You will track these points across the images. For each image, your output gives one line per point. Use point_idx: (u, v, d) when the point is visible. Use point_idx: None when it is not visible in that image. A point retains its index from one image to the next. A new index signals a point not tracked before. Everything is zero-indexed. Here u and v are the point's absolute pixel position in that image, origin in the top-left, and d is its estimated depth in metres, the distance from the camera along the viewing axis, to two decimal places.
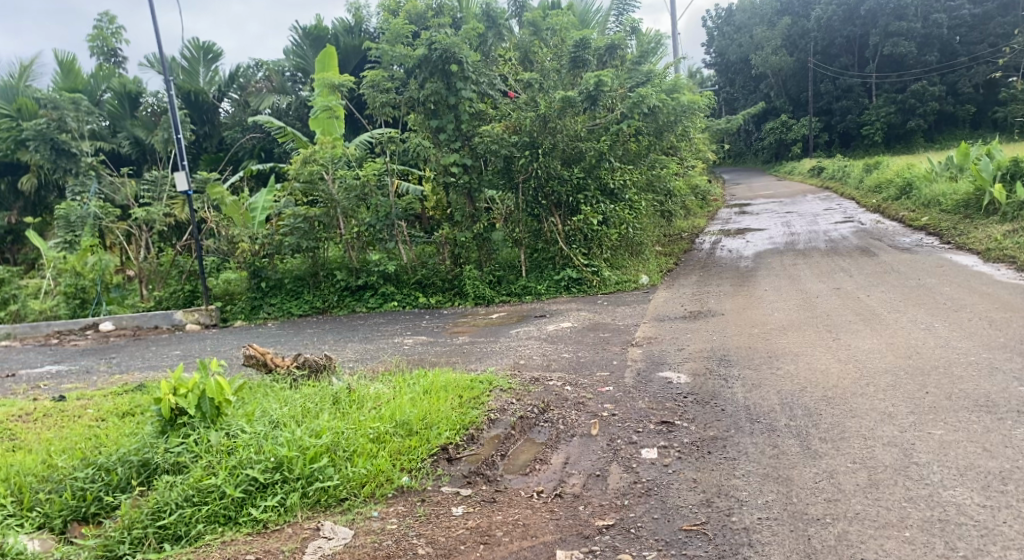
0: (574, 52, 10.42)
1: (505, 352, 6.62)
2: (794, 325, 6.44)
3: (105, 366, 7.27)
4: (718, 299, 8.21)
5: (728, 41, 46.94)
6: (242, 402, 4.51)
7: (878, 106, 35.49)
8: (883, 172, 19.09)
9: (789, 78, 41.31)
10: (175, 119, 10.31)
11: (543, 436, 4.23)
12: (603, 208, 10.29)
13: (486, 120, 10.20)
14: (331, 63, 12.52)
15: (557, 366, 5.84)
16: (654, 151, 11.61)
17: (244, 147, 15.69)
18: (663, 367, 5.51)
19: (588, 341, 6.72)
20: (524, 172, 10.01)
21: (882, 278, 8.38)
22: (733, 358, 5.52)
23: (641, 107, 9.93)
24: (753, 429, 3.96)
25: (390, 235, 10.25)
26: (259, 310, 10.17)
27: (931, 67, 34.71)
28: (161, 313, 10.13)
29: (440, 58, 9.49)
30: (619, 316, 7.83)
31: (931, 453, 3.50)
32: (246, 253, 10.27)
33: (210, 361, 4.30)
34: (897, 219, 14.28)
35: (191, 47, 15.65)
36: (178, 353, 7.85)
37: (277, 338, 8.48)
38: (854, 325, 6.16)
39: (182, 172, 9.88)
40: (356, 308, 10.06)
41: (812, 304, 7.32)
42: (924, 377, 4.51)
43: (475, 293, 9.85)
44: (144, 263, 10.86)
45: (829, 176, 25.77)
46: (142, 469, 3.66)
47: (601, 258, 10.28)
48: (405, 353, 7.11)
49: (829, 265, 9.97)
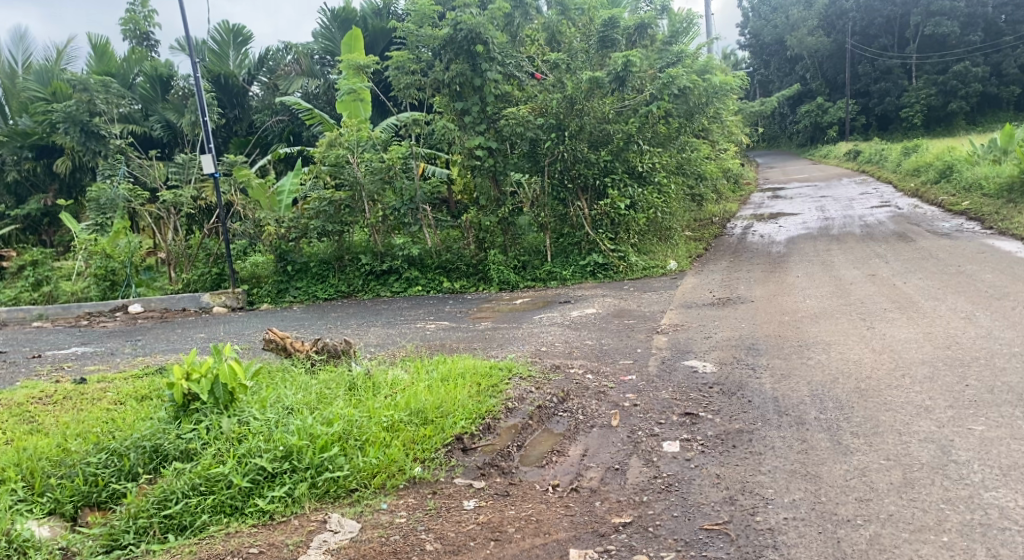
0: (603, 31, 10.26)
1: (528, 338, 6.51)
2: (826, 313, 6.22)
3: (130, 348, 7.32)
4: (748, 285, 8.00)
5: (763, 21, 45.97)
6: (258, 387, 4.46)
7: (918, 87, 34.50)
8: (923, 156, 18.54)
9: (826, 59, 40.35)
10: (201, 102, 10.29)
11: (562, 427, 4.10)
12: (631, 193, 10.08)
13: (513, 101, 9.99)
14: (358, 46, 12.48)
15: (579, 353, 5.71)
16: (685, 134, 11.37)
17: (272, 130, 15.65)
18: (688, 356, 5.34)
19: (613, 327, 6.57)
20: (551, 155, 9.85)
21: (919, 265, 8.08)
22: (762, 347, 5.33)
23: (671, 88, 9.80)
24: (781, 422, 3.80)
25: (414, 219, 10.12)
26: (285, 294, 10.18)
27: (974, 47, 33.62)
28: (189, 295, 10.19)
29: (466, 39, 9.33)
30: (645, 302, 7.67)
31: (972, 451, 3.30)
32: (273, 236, 10.21)
33: (225, 345, 4.25)
34: (936, 203, 13.83)
35: (221, 30, 15.69)
36: (203, 336, 7.88)
37: (300, 322, 8.46)
38: (890, 314, 5.92)
39: (208, 155, 9.86)
40: (381, 292, 10.01)
41: (845, 291, 7.08)
42: (964, 369, 4.29)
43: (500, 279, 9.74)
44: (172, 246, 10.86)
45: (866, 160, 25.13)
46: (153, 455, 3.63)
47: (628, 243, 10.11)
48: (427, 338, 7.04)
49: (864, 251, 9.66)
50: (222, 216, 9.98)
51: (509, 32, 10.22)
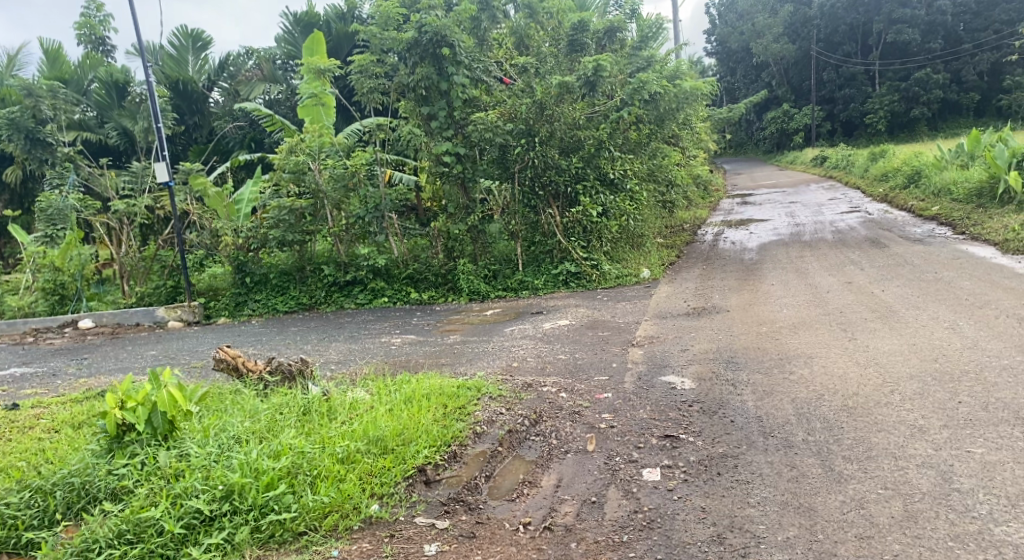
0: (573, 35, 10.06)
1: (498, 353, 6.21)
2: (804, 323, 6.02)
3: (75, 367, 6.89)
4: (723, 294, 7.79)
5: (729, 29, 46.33)
6: (204, 414, 4.09)
7: (881, 94, 34.98)
8: (890, 161, 18.64)
9: (791, 66, 40.78)
10: (154, 107, 9.86)
11: (534, 453, 3.81)
12: (603, 200, 9.85)
13: (481, 107, 9.72)
14: (320, 49, 12.07)
15: (552, 369, 5.42)
16: (655, 139, 11.20)
17: (233, 137, 15.28)
18: (666, 371, 5.08)
19: (586, 340, 6.29)
20: (520, 161, 9.59)
21: (895, 272, 7.97)
22: (741, 361, 5.10)
23: (642, 93, 9.62)
24: (767, 444, 3.56)
25: (380, 228, 9.74)
26: (243, 307, 9.77)
27: (934, 55, 34.16)
28: (143, 309, 9.74)
29: (431, 42, 9.06)
30: (619, 312, 7.42)
31: (974, 478, 3.12)
32: (230, 247, 9.84)
33: (165, 369, 3.88)
34: (905, 208, 13.85)
35: (180, 35, 15.19)
36: (154, 354, 7.47)
37: (258, 337, 8.09)
38: (871, 323, 5.73)
39: (162, 164, 9.47)
40: (345, 304, 9.62)
41: (823, 300, 6.88)
42: (955, 384, 4.10)
43: (469, 289, 9.43)
44: (124, 258, 10.37)
45: (833, 165, 25.30)
46: (82, 492, 3.25)
47: (601, 252, 9.83)
48: (392, 354, 6.71)
49: (838, 257, 9.53)
50: (177, 226, 9.64)
51: (475, 36, 9.90)
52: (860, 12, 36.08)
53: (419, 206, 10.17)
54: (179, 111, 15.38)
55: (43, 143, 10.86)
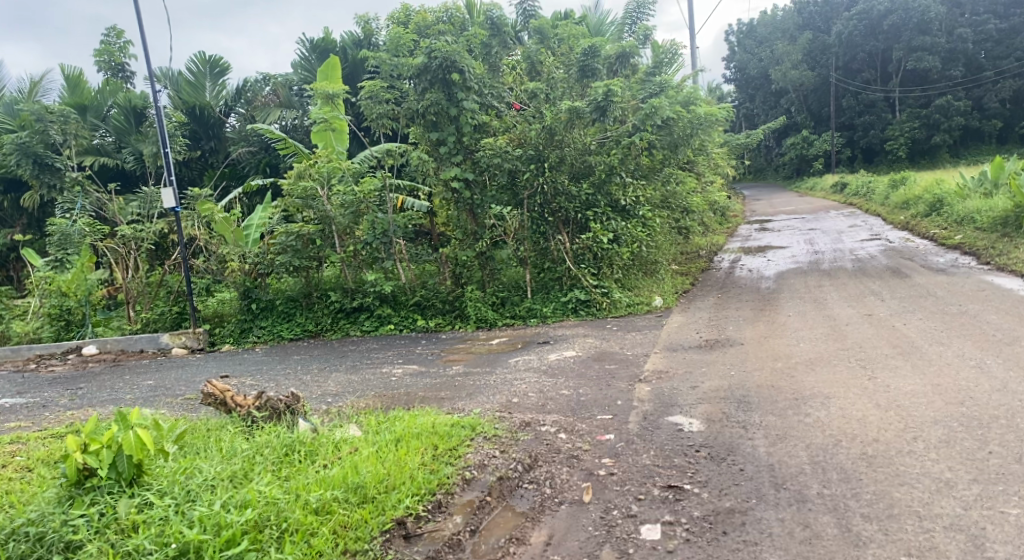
0: (583, 60, 9.87)
1: (499, 387, 5.94)
2: (822, 359, 5.70)
3: (69, 397, 6.73)
4: (737, 326, 7.48)
5: (748, 55, 46.20)
6: (179, 455, 3.91)
7: (902, 121, 34.59)
8: (911, 188, 18.23)
9: (810, 92, 40.49)
10: (162, 131, 9.82)
11: (526, 504, 3.60)
12: (614, 226, 9.60)
13: (490, 133, 9.56)
14: (334, 76, 12.02)
15: (553, 406, 5.13)
16: (669, 165, 10.96)
17: (247, 161, 15.25)
18: (673, 410, 4.78)
19: (591, 374, 6.01)
20: (529, 188, 9.41)
21: (918, 304, 7.63)
22: (754, 401, 4.79)
23: (654, 119, 9.44)
24: (778, 498, 3.31)
25: (388, 254, 9.56)
26: (248, 334, 9.61)
27: (956, 81, 33.77)
28: (147, 335, 9.60)
29: (440, 67, 8.89)
30: (628, 344, 7.14)
31: (1007, 545, 2.86)
32: (236, 273, 9.75)
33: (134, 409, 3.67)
34: (928, 237, 13.48)
35: (197, 60, 15.20)
36: (151, 383, 7.30)
37: (258, 366, 7.92)
38: (892, 361, 5.41)
39: (169, 189, 9.40)
40: (350, 332, 9.42)
41: (842, 334, 6.55)
42: (984, 431, 3.79)
43: (477, 316, 9.19)
44: (131, 283, 10.22)
45: (853, 192, 24.87)
46: (37, 544, 3.05)
47: (612, 279, 9.56)
48: (391, 387, 6.45)
49: (858, 287, 9.19)
50: (183, 254, 9.50)
51: (486, 61, 9.76)
52: (881, 38, 35.82)
53: (432, 231, 10.12)
54: (195, 136, 15.46)
55: (52, 169, 10.81)
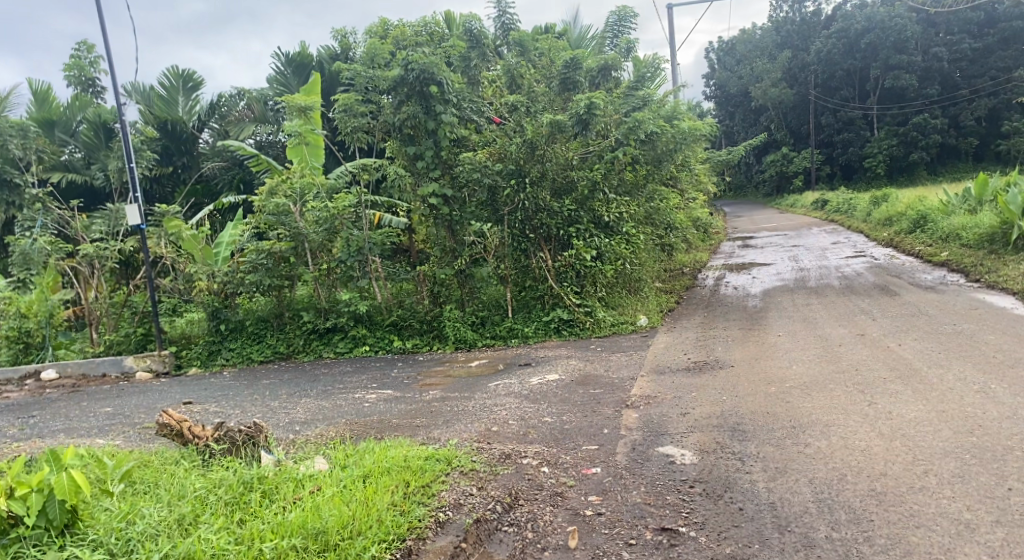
0: (564, 73, 9.66)
1: (479, 414, 5.60)
2: (817, 383, 5.43)
3: (20, 428, 6.31)
4: (726, 346, 7.21)
5: (728, 73, 46.43)
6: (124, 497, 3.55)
7: (879, 139, 34.86)
8: (893, 204, 18.19)
9: (789, 110, 40.74)
10: (127, 146, 9.49)
11: (505, 550, 3.33)
12: (598, 243, 9.33)
13: (469, 146, 9.32)
14: (313, 90, 11.66)
15: (535, 435, 4.80)
16: (653, 181, 10.84)
17: (222, 178, 14.92)
18: (663, 440, 4.49)
19: (576, 400, 5.68)
20: (511, 203, 9.12)
21: (910, 323, 7.43)
22: (749, 429, 4.50)
23: (638, 132, 9.39)
24: (784, 543, 3.15)
25: (363, 272, 9.29)
26: (217, 356, 9.23)
27: (932, 100, 34.17)
28: (110, 359, 9.18)
29: (417, 79, 8.64)
30: (613, 366, 6.84)
31: None
32: (205, 292, 9.31)
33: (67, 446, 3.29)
34: (913, 253, 13.39)
35: (170, 75, 14.82)
36: (109, 410, 6.88)
37: (224, 391, 7.50)
38: (890, 384, 5.18)
39: (133, 206, 9.06)
40: (323, 353, 9.03)
41: (836, 356, 6.30)
42: (999, 464, 3.60)
43: (455, 337, 8.86)
44: (93, 305, 9.79)
45: (833, 209, 24.86)
46: None
47: (595, 297, 9.26)
48: (364, 414, 6.10)
49: (847, 305, 8.99)
50: (149, 272, 9.11)
51: (466, 75, 9.57)
52: (858, 57, 36.17)
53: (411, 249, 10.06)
54: (167, 151, 15.15)
55: (9, 185, 10.69)
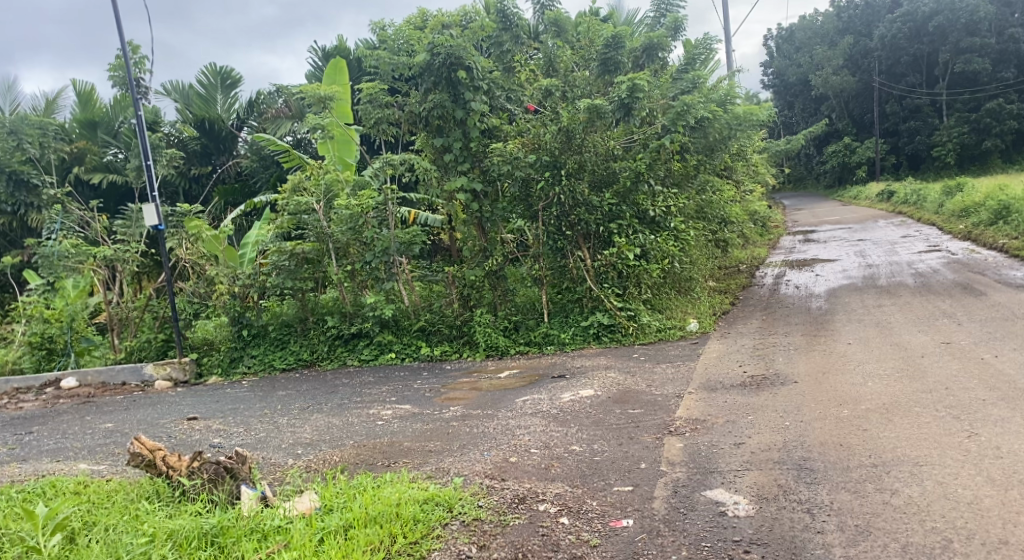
0: (606, 53, 8.98)
1: (498, 438, 4.90)
2: (900, 407, 4.52)
3: (10, 448, 5.85)
4: (788, 357, 6.34)
5: (786, 61, 44.74)
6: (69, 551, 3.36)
7: (949, 126, 32.97)
8: (970, 194, 16.82)
9: (851, 98, 38.90)
10: (144, 143, 9.11)
11: None
12: (642, 240, 8.51)
13: (502, 138, 8.57)
14: (341, 79, 11.10)
15: (558, 471, 4.06)
16: (704, 171, 10.08)
17: (260, 177, 14.44)
18: (711, 480, 3.71)
19: (610, 423, 4.90)
20: (545, 198, 8.40)
21: (1005, 330, 6.41)
22: (819, 468, 3.68)
23: (686, 117, 8.59)
24: None
25: (389, 273, 8.60)
26: (238, 363, 8.72)
27: (1006, 84, 32.08)
28: (130, 366, 8.76)
29: (444, 65, 7.98)
30: (656, 380, 6.04)
31: None
32: (225, 297, 8.73)
33: None
34: (996, 247, 12.16)
35: (208, 72, 14.53)
36: (110, 426, 6.41)
37: (235, 404, 6.97)
38: (994, 409, 4.28)
39: (151, 207, 8.62)
40: (347, 361, 8.43)
41: (920, 371, 5.36)
42: None
43: (486, 343, 8.15)
44: (115, 309, 9.40)
45: (901, 200, 23.33)
46: None
47: (640, 300, 8.38)
48: (375, 434, 5.45)
49: (927, 307, 7.98)
50: (168, 277, 8.67)
51: (500, 62, 8.97)
52: (925, 41, 34.30)
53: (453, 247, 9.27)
54: (206, 150, 14.80)
55: (28, 186, 10.33)
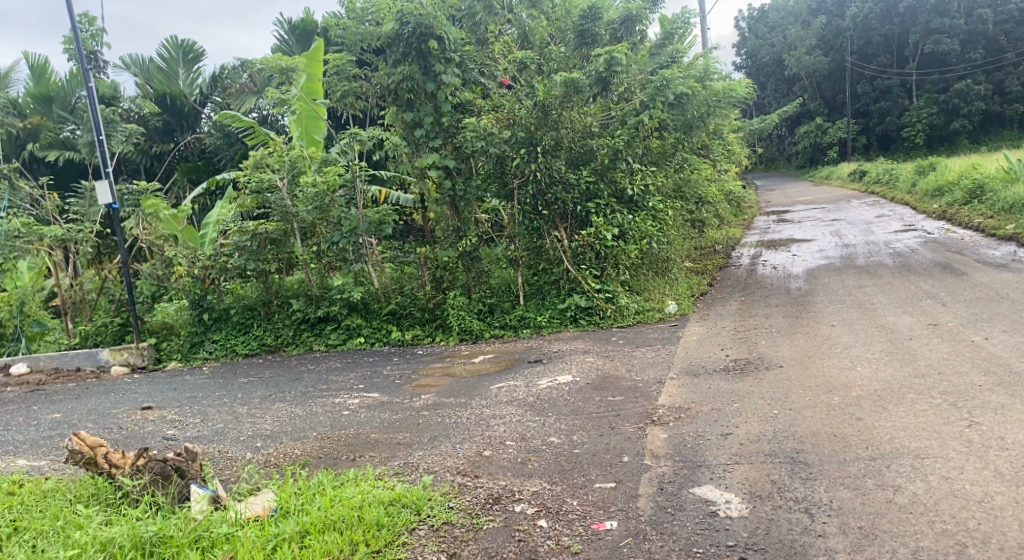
0: (582, 24, 8.76)
1: (471, 428, 4.60)
2: (892, 393, 4.30)
3: None
4: (771, 340, 6.12)
5: (759, 41, 44.65)
6: None
7: (919, 107, 33.13)
8: (943, 173, 16.79)
9: (824, 78, 38.91)
10: (95, 117, 8.59)
11: None
12: (619, 220, 8.20)
13: (474, 112, 8.23)
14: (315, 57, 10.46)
15: (536, 466, 3.78)
16: (682, 149, 9.80)
17: (223, 154, 13.88)
18: (701, 475, 3.47)
19: (590, 412, 4.63)
20: (520, 176, 8.03)
21: (991, 311, 6.25)
22: (814, 462, 3.44)
23: (665, 93, 8.29)
24: None
25: (356, 255, 8.23)
26: (199, 348, 8.30)
27: (974, 64, 32.15)
28: (85, 351, 8.29)
29: (414, 35, 7.59)
30: (636, 364, 5.78)
31: None
32: (184, 278, 8.32)
33: None
34: (972, 226, 12.07)
35: (168, 45, 13.82)
36: (56, 417, 6.00)
37: (193, 392, 6.59)
38: (992, 396, 4.09)
39: (103, 183, 8.11)
40: (314, 346, 8.07)
41: (910, 354, 5.16)
42: None
43: (459, 327, 7.84)
44: (68, 292, 8.93)
45: (873, 180, 23.37)
46: None
47: (618, 281, 8.11)
48: (339, 425, 5.13)
49: (910, 287, 7.81)
50: (124, 256, 8.19)
51: (473, 33, 8.65)
52: (897, 22, 34.40)
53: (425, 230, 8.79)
54: (168, 127, 14.20)
55: None
